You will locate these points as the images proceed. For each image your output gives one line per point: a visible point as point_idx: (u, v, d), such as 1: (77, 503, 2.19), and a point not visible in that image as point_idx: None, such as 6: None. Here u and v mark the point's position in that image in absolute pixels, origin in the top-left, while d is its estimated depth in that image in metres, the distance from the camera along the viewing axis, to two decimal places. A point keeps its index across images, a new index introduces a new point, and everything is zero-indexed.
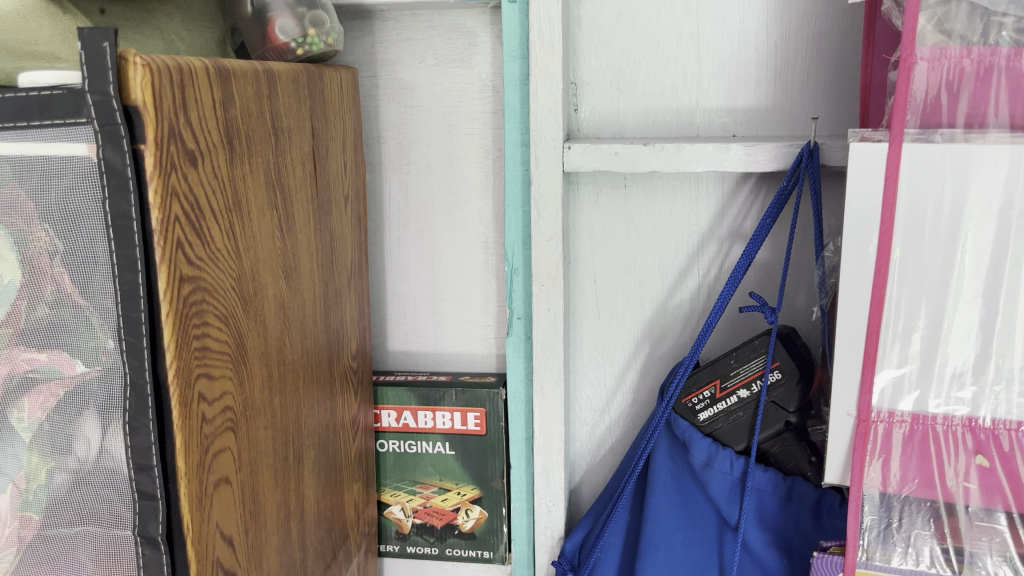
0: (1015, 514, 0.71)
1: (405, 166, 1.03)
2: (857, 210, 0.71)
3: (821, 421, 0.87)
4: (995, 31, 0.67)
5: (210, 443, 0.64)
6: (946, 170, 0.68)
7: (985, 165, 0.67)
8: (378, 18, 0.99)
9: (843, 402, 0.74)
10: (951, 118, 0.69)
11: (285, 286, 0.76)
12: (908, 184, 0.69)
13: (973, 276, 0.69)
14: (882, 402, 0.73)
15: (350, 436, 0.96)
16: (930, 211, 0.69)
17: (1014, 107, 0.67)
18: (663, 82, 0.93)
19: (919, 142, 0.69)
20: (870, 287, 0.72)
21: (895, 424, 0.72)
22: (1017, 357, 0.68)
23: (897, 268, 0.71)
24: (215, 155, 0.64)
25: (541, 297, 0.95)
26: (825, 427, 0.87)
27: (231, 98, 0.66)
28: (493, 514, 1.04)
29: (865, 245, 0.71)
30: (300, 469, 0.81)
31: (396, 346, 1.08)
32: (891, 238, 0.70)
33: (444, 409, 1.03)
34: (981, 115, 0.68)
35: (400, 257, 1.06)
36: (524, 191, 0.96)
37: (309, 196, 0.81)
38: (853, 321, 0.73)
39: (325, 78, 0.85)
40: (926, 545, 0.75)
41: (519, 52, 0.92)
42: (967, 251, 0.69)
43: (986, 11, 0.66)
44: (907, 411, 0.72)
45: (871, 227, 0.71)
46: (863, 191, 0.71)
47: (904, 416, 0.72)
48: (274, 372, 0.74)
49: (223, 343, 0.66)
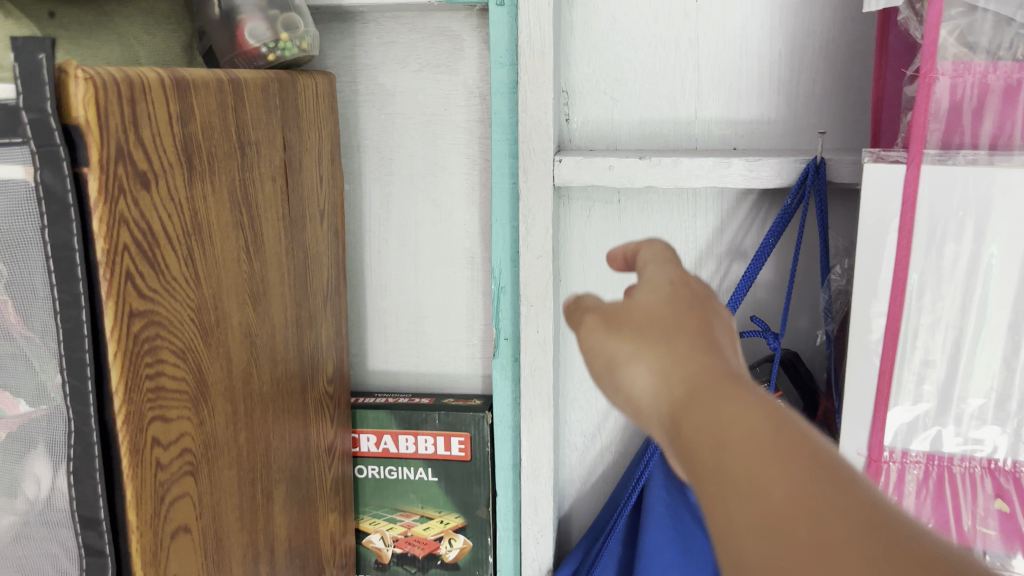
0: None
1: (386, 176, 0.97)
2: (871, 234, 0.66)
3: None
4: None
5: (165, 491, 0.59)
6: (971, 193, 0.63)
7: (1010, 191, 0.62)
8: (358, 20, 0.93)
9: (853, 440, 0.69)
10: (974, 138, 0.64)
11: (253, 313, 0.70)
12: (929, 209, 0.64)
13: (996, 309, 0.64)
14: (895, 441, 0.68)
15: (326, 464, 0.90)
16: (950, 236, 0.64)
17: None
18: (659, 92, 0.88)
19: (940, 165, 0.64)
20: (884, 319, 0.67)
21: (909, 465, 0.67)
22: None
23: (913, 297, 0.66)
24: (172, 176, 0.58)
25: (530, 318, 0.89)
26: None
27: (191, 112, 0.60)
28: (478, 544, 0.99)
29: (878, 272, 0.66)
30: (269, 506, 0.76)
31: (377, 365, 1.03)
32: (908, 265, 0.65)
33: (426, 433, 0.97)
34: (1007, 134, 0.63)
35: (381, 272, 1.00)
36: (512, 205, 0.90)
37: (280, 214, 0.75)
38: (865, 354, 0.68)
39: (299, 85, 0.79)
40: None
41: (508, 58, 0.86)
42: (990, 281, 0.64)
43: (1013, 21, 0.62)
44: (922, 452, 0.67)
45: (886, 253, 0.66)
46: (877, 214, 0.66)
47: (918, 457, 0.67)
48: (240, 407, 0.69)
49: (181, 381, 0.60)
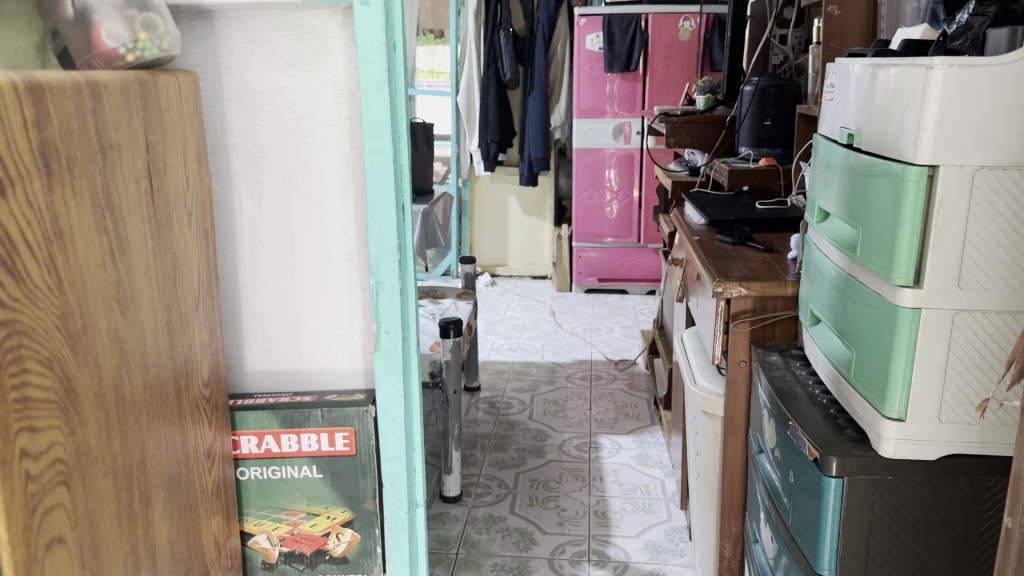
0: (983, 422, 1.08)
1: (256, 174, 0.97)
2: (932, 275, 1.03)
3: (843, 454, 1.14)
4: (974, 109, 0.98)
5: (37, 502, 0.59)
6: (956, 236, 1.02)
7: (980, 228, 1.01)
8: (220, 18, 0.93)
9: (922, 406, 1.07)
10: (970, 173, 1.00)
11: (121, 318, 0.69)
12: (939, 247, 1.02)
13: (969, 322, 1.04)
14: (920, 427, 1.08)
15: (205, 469, 0.87)
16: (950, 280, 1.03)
17: (976, 165, 0.99)
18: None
19: (956, 204, 1.01)
20: (924, 355, 1.05)
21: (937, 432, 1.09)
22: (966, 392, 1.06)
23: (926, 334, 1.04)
24: (28, 181, 0.57)
25: None
26: (852, 458, 1.13)
27: (47, 116, 0.59)
28: (366, 536, 1.00)
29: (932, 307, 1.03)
30: (148, 515, 0.73)
31: (255, 365, 1.02)
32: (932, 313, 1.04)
33: (308, 431, 0.97)
34: (979, 173, 1.00)
35: (254, 272, 1.00)
36: (393, 201, 0.93)
37: (145, 217, 0.73)
38: (926, 337, 1.04)
39: (161, 85, 0.77)
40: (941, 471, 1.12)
41: (376, 57, 0.89)
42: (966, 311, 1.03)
43: (958, 101, 0.98)
44: (929, 429, 1.08)
45: (931, 298, 1.03)
46: (937, 241, 1.02)
47: (930, 432, 1.09)
48: (112, 413, 0.67)
49: (49, 389, 0.59)
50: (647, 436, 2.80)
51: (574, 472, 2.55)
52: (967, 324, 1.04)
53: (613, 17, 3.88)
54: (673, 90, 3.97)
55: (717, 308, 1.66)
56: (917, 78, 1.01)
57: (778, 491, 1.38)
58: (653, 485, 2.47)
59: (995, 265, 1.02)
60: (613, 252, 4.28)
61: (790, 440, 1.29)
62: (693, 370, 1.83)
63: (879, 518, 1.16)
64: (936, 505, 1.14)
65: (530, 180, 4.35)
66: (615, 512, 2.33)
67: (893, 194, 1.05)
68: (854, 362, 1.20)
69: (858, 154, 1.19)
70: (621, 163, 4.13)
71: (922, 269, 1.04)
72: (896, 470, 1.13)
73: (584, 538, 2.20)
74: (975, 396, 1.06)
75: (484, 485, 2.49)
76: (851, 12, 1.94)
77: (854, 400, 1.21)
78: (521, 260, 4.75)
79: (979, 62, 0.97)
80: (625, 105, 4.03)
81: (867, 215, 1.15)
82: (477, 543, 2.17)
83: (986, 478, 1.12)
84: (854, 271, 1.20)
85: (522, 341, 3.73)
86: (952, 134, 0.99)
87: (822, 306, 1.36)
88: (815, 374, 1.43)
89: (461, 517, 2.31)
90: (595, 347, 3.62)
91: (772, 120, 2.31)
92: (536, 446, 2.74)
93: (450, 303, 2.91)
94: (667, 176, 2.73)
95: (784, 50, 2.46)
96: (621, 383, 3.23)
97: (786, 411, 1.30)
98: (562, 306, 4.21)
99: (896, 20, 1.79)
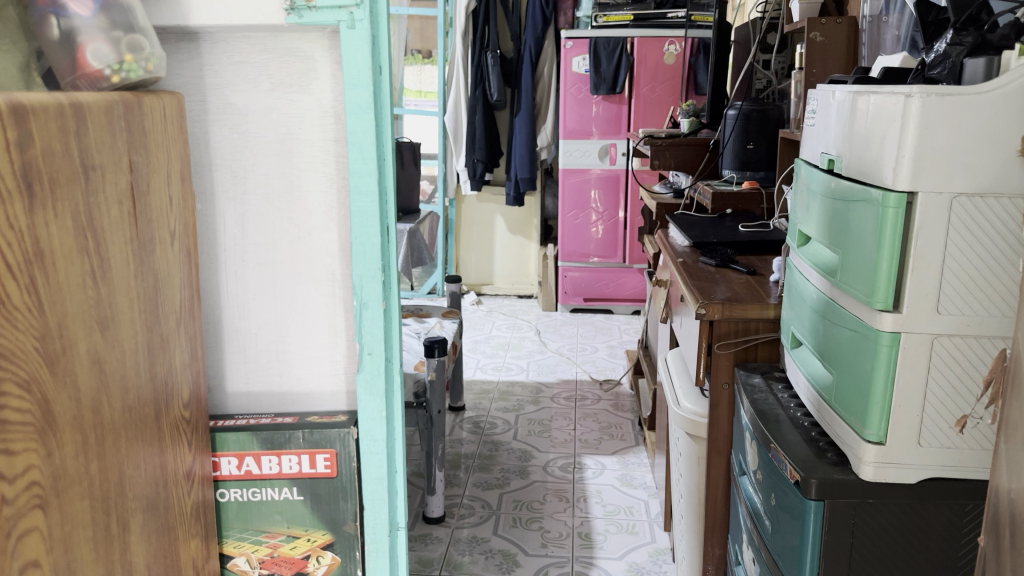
0: (963, 443, 1.09)
1: (240, 196, 0.97)
2: (912, 302, 1.04)
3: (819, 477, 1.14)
4: (953, 134, 1.00)
5: (12, 526, 0.58)
6: (934, 263, 1.03)
7: (959, 255, 1.02)
8: (206, 40, 0.93)
9: (899, 430, 1.08)
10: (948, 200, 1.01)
11: (101, 340, 0.69)
12: (916, 274, 1.03)
13: (947, 347, 1.05)
14: (897, 452, 1.09)
15: (184, 490, 0.87)
16: (927, 306, 1.04)
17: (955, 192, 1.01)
18: None
19: (937, 231, 1.02)
20: (902, 380, 1.06)
21: (915, 457, 1.09)
22: (944, 418, 1.07)
23: (903, 359, 1.05)
24: (11, 203, 0.58)
25: None
26: (826, 481, 1.14)
27: (29, 137, 0.59)
28: (346, 560, 0.99)
29: (913, 333, 1.05)
30: (126, 539, 0.73)
31: (237, 387, 1.02)
32: (909, 338, 1.05)
33: (290, 452, 0.97)
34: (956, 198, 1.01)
35: (238, 293, 1.00)
36: (378, 224, 0.94)
37: (127, 238, 0.73)
38: (907, 362, 1.05)
39: (145, 107, 0.78)
40: (925, 494, 1.12)
41: (362, 80, 0.89)
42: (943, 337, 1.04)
43: (934, 127, 1.00)
44: (907, 454, 1.09)
45: (911, 325, 1.04)
46: (916, 267, 1.03)
47: (908, 458, 1.09)
48: (90, 435, 0.67)
49: (27, 412, 0.60)
50: (631, 457, 2.80)
51: (558, 493, 2.55)
52: (947, 349, 1.05)
53: (598, 41, 3.92)
54: (658, 113, 4.01)
55: (700, 329, 1.67)
56: (895, 106, 1.03)
57: (760, 513, 1.39)
58: (637, 506, 2.47)
59: (972, 290, 1.03)
60: (598, 272, 4.29)
61: (772, 463, 1.30)
62: (677, 392, 1.84)
63: (860, 542, 1.16)
64: (917, 529, 1.15)
65: (515, 200, 4.36)
66: (598, 534, 2.32)
67: (872, 220, 1.07)
68: (833, 385, 1.21)
69: (838, 180, 1.21)
70: (605, 184, 4.15)
71: (901, 296, 1.05)
72: (877, 494, 1.13)
73: (567, 560, 2.19)
74: (956, 420, 1.07)
75: (468, 507, 2.47)
76: (833, 39, 1.96)
77: (835, 423, 1.21)
78: (507, 278, 4.76)
79: (956, 91, 0.99)
80: (610, 127, 4.06)
81: (846, 241, 1.16)
82: (459, 565, 2.16)
83: (964, 502, 1.13)
84: (834, 295, 1.22)
85: (507, 361, 3.73)
86: (930, 161, 1.01)
87: (803, 329, 1.37)
88: (797, 397, 1.43)
89: (444, 539, 2.30)
90: (580, 367, 3.62)
91: (755, 144, 2.33)
92: (520, 467, 2.73)
93: (435, 322, 2.90)
94: (651, 197, 2.75)
95: (767, 74, 2.49)
96: (606, 403, 3.23)
97: (768, 433, 1.30)
98: (547, 325, 4.21)
99: (876, 47, 1.81)
